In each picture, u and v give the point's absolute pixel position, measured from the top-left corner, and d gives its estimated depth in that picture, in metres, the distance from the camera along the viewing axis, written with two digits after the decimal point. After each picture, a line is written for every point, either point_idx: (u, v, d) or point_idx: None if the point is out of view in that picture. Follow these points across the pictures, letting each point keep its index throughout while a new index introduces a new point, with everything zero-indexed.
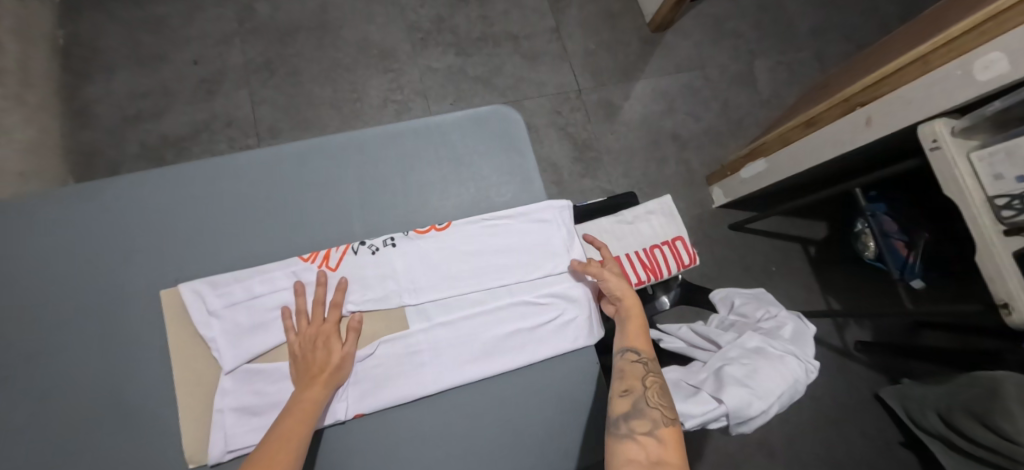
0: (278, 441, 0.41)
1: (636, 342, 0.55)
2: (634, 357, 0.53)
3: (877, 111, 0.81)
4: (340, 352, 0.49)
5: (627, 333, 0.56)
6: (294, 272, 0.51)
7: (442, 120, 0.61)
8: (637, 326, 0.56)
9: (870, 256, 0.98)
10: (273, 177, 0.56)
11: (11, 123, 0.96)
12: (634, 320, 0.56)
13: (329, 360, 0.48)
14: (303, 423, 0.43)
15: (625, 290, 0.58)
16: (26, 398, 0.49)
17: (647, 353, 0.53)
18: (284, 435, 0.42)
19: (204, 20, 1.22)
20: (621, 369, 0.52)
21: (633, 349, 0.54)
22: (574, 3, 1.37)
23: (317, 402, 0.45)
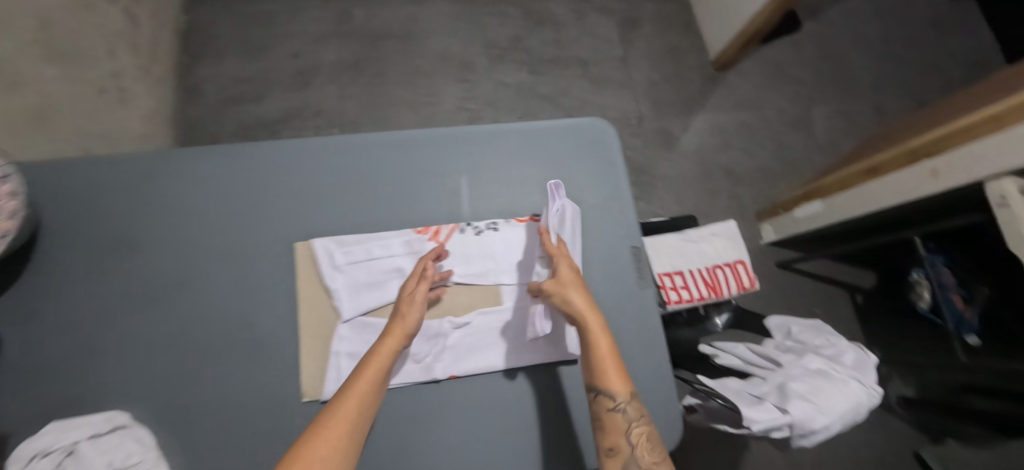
0: (350, 396, 0.42)
1: (612, 386, 0.46)
2: (613, 406, 0.46)
3: (944, 163, 0.83)
4: (409, 308, 0.50)
5: (599, 374, 0.47)
6: (409, 242, 0.58)
7: (551, 126, 0.65)
8: (607, 363, 0.47)
9: (924, 307, 0.98)
10: (392, 158, 0.60)
11: (138, 91, 1.09)
12: (600, 354, 0.47)
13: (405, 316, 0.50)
14: (375, 378, 0.44)
15: (578, 313, 0.48)
16: (161, 323, 0.54)
17: (625, 397, 0.46)
18: (353, 392, 0.42)
19: (306, 19, 1.33)
20: (600, 420, 0.46)
21: (609, 394, 0.46)
22: (643, 37, 1.45)
23: (392, 352, 0.47)
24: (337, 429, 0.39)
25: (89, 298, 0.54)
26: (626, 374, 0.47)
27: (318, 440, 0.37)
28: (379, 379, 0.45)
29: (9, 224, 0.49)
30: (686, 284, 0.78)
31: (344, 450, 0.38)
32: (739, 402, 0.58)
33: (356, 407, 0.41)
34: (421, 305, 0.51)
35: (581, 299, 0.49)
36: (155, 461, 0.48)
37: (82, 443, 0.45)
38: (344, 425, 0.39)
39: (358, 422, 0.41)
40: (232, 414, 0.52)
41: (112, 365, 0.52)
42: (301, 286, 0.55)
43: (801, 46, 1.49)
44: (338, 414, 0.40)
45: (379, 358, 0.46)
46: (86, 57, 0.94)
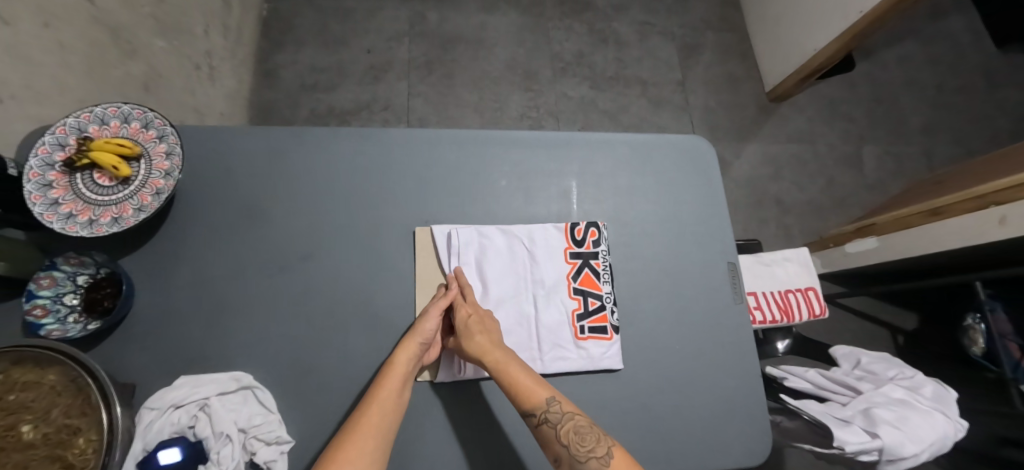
0: (374, 408, 0.46)
1: (528, 401, 0.48)
2: (538, 419, 0.47)
3: (1012, 212, 0.84)
4: (426, 321, 0.53)
5: (516, 396, 0.48)
6: (522, 237, 0.60)
7: (660, 139, 0.68)
8: (517, 385, 0.49)
9: (978, 352, 0.99)
10: (511, 154, 0.63)
11: (224, 72, 1.12)
12: (507, 379, 0.49)
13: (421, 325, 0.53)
14: (395, 386, 0.48)
15: (476, 354, 0.50)
16: (287, 290, 0.56)
17: (542, 406, 0.48)
18: (376, 402, 0.47)
19: (383, 17, 1.37)
20: (540, 436, 0.47)
21: (529, 410, 0.48)
22: (702, 63, 1.50)
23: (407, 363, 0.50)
24: (364, 434, 0.44)
25: (218, 260, 0.56)
26: (541, 383, 0.50)
27: (348, 445, 0.43)
28: (403, 387, 0.49)
29: (164, 182, 0.51)
30: (759, 305, 0.80)
31: (374, 452, 0.43)
32: (827, 422, 0.60)
33: (378, 416, 0.46)
34: (437, 315, 0.54)
35: (475, 339, 0.51)
36: (277, 424, 0.50)
37: (212, 400, 0.47)
38: (369, 430, 0.44)
39: (385, 431, 0.45)
40: (349, 384, 0.54)
41: (237, 326, 0.54)
42: (417, 269, 0.58)
43: (854, 85, 1.52)
44: (365, 420, 0.45)
45: (397, 370, 0.49)
46: (188, 33, 0.97)
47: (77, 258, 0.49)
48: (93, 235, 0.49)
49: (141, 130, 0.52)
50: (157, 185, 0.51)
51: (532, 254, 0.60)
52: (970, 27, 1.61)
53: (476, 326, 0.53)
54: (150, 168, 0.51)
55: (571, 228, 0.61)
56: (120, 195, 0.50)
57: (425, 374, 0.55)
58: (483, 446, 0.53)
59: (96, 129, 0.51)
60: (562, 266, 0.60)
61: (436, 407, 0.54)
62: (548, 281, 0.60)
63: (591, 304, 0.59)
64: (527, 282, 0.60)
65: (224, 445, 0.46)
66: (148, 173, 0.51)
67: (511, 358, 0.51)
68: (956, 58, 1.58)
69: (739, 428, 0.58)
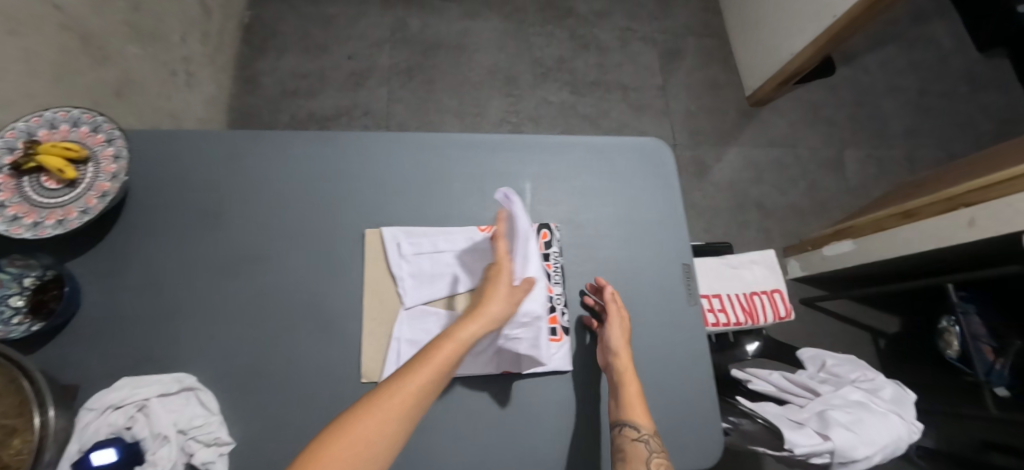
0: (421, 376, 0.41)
1: (635, 415, 0.51)
2: (637, 435, 0.50)
3: (981, 213, 0.84)
4: (493, 303, 0.49)
5: (626, 405, 0.51)
6: (473, 237, 0.61)
7: (616, 141, 0.67)
8: (636, 399, 0.52)
9: (953, 355, 0.99)
10: (465, 157, 0.64)
11: (203, 78, 1.12)
12: (629, 391, 0.52)
13: (487, 304, 0.49)
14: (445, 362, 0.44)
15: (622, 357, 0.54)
16: (238, 291, 0.56)
17: (647, 430, 0.50)
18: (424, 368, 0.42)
19: (365, 24, 1.38)
20: (624, 450, 0.49)
21: (631, 424, 0.50)
22: (683, 69, 1.50)
23: (463, 341, 0.46)
24: (394, 403, 0.39)
25: (167, 261, 0.56)
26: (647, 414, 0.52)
27: (377, 411, 0.38)
28: (448, 364, 0.44)
29: (111, 185, 0.52)
30: (723, 307, 0.80)
31: (395, 433, 0.38)
32: (780, 424, 0.59)
33: (410, 395, 0.40)
34: (504, 302, 0.50)
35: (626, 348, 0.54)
36: (217, 425, 0.50)
37: (151, 401, 0.48)
38: (396, 407, 0.39)
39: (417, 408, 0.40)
40: (295, 386, 0.54)
41: (184, 327, 0.54)
42: (367, 270, 0.58)
43: (836, 90, 1.53)
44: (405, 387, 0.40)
45: (450, 344, 0.45)
46: (164, 40, 0.98)
47: (21, 261, 0.49)
48: (37, 237, 0.49)
49: (90, 134, 0.53)
50: (103, 188, 0.51)
51: (482, 255, 0.60)
52: (953, 33, 1.62)
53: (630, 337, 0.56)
54: (97, 172, 0.52)
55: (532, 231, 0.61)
56: (66, 198, 0.51)
57: (371, 375, 0.54)
58: (431, 449, 0.52)
59: (45, 133, 0.52)
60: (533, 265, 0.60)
61: None
62: None
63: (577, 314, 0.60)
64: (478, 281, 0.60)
65: (160, 446, 0.46)
66: (95, 177, 0.52)
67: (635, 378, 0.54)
68: (939, 64, 1.58)
69: (691, 430, 0.57)
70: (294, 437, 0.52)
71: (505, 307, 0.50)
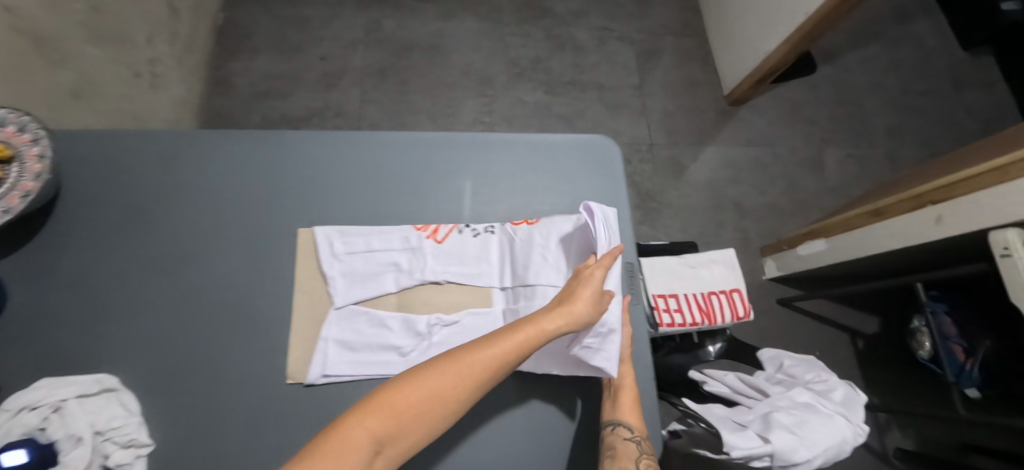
0: (495, 352, 0.45)
1: (631, 417, 0.54)
2: (629, 435, 0.52)
3: (949, 210, 0.82)
4: (580, 304, 0.50)
5: (626, 408, 0.54)
6: (408, 237, 0.60)
7: (557, 139, 0.67)
8: (632, 402, 0.55)
9: (925, 356, 0.97)
10: (403, 157, 0.63)
11: (171, 79, 1.12)
12: (627, 395, 0.55)
13: (577, 302, 0.50)
14: (524, 345, 0.46)
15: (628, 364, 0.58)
16: (167, 292, 0.56)
17: (639, 433, 0.53)
18: (499, 344, 0.46)
19: (339, 25, 1.38)
20: (615, 448, 0.51)
21: (628, 424, 0.53)
22: (661, 68, 1.49)
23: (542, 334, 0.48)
24: (464, 375, 0.43)
25: (98, 260, 0.56)
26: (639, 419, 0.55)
27: (446, 375, 0.43)
28: (524, 350, 0.46)
29: (34, 185, 0.52)
30: (679, 307, 0.78)
31: (463, 395, 0.43)
32: (720, 426, 0.58)
33: (484, 367, 0.44)
34: (591, 305, 0.50)
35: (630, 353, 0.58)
36: (136, 427, 0.50)
37: (70, 402, 0.47)
38: (469, 373, 0.44)
39: (484, 381, 0.44)
40: (222, 387, 0.53)
41: (113, 328, 0.54)
42: (300, 269, 0.58)
43: (816, 88, 1.51)
44: (476, 361, 0.44)
45: (530, 332, 0.47)
46: (128, 41, 0.98)
47: None
48: None
49: (17, 133, 0.51)
50: (26, 188, 0.51)
51: (417, 254, 0.59)
52: (936, 30, 1.60)
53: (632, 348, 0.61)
54: (21, 171, 0.51)
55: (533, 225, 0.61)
56: None
57: (298, 376, 0.54)
58: None
59: None
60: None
61: (310, 408, 0.53)
62: (434, 280, 0.59)
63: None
64: (412, 279, 0.59)
65: (75, 447, 0.45)
66: (18, 176, 0.51)
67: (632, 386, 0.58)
68: (921, 62, 1.56)
69: None
70: (215, 438, 0.51)
71: (592, 313, 0.50)
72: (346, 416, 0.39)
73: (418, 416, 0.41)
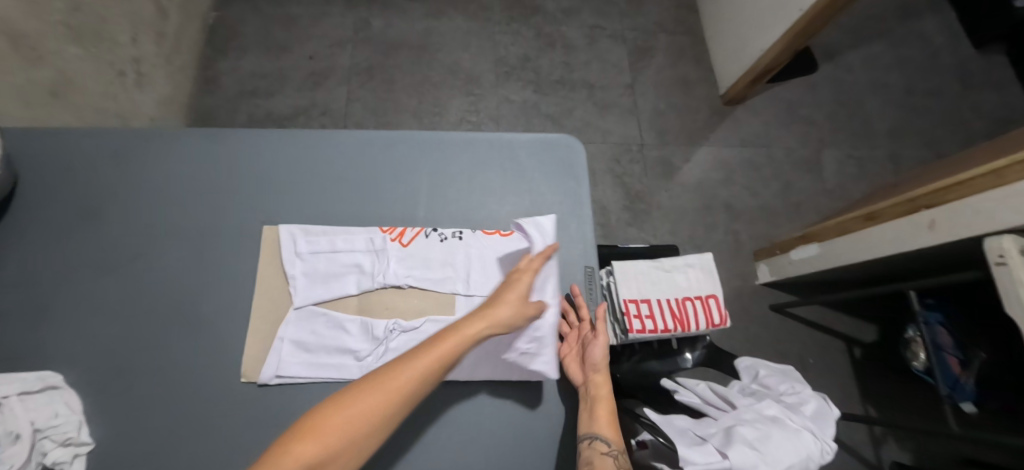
0: (422, 362, 0.42)
1: (611, 430, 0.49)
2: (607, 449, 0.48)
3: (941, 216, 0.78)
4: (507, 309, 0.49)
5: (606, 421, 0.50)
6: (373, 239, 0.58)
7: (517, 138, 0.65)
8: (609, 413, 0.51)
9: (918, 367, 0.92)
10: (358, 155, 0.62)
11: (156, 77, 1.13)
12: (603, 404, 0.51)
13: (500, 307, 0.49)
14: (450, 352, 0.44)
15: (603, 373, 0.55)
16: (120, 289, 0.56)
17: (618, 446, 0.48)
18: (425, 355, 0.43)
19: (327, 24, 1.38)
20: (591, 461, 0.46)
21: (607, 438, 0.49)
22: (653, 66, 1.46)
23: (473, 336, 0.46)
24: (389, 391, 0.40)
25: (51, 258, 0.56)
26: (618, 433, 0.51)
27: (369, 394, 0.39)
28: (454, 357, 0.44)
29: None
30: (651, 313, 0.75)
31: (392, 413, 0.40)
32: (680, 440, 0.55)
33: (416, 379, 0.41)
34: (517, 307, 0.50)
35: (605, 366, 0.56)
36: (76, 425, 0.49)
37: (11, 398, 0.46)
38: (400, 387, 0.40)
39: (412, 394, 0.41)
40: (167, 388, 0.52)
41: (63, 323, 0.54)
42: (261, 268, 0.57)
43: (815, 87, 1.46)
44: (402, 375, 0.41)
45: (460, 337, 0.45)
46: (110, 40, 0.99)
47: None
48: None
49: None
50: None
51: (381, 259, 0.58)
52: (943, 27, 1.54)
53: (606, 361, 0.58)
54: None
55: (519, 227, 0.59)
56: None
57: (250, 375, 0.53)
58: None
59: None
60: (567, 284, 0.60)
61: (252, 410, 0.52)
62: (395, 285, 0.57)
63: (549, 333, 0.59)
64: (372, 283, 0.57)
65: (11, 445, 0.44)
66: None
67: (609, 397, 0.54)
68: (927, 60, 1.50)
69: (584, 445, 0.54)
70: (155, 438, 0.51)
71: (517, 315, 0.50)
72: (270, 452, 0.34)
73: (347, 441, 0.37)
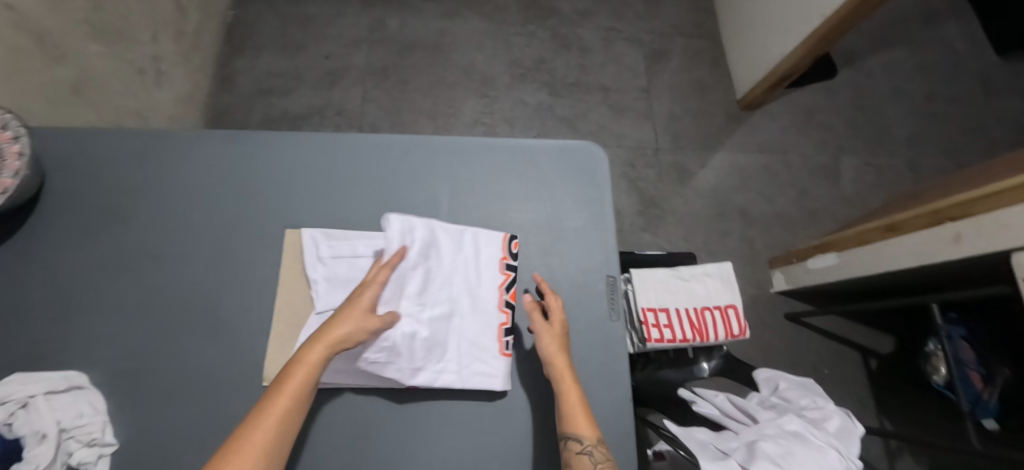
0: (271, 415, 0.40)
1: (580, 425, 0.46)
2: (580, 448, 0.45)
3: (967, 229, 0.76)
4: (344, 326, 0.46)
5: (573, 416, 0.47)
6: None
7: (537, 144, 0.64)
8: (574, 407, 0.47)
9: (939, 382, 0.91)
10: (379, 159, 0.62)
11: (175, 75, 1.14)
12: (565, 398, 0.48)
13: (336, 326, 0.45)
14: (301, 389, 0.42)
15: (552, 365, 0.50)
16: (142, 290, 0.56)
17: (591, 439, 0.45)
18: (274, 406, 0.40)
19: (343, 24, 1.38)
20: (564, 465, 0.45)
21: (577, 435, 0.46)
22: (669, 70, 1.45)
23: (319, 363, 0.44)
24: (249, 454, 0.37)
25: (76, 258, 0.56)
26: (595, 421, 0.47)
27: (227, 464, 0.36)
28: (304, 391, 0.43)
29: (11, 182, 0.52)
30: (670, 323, 0.74)
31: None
32: (701, 454, 0.54)
33: (278, 425, 0.40)
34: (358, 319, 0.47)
35: (559, 352, 0.50)
36: (100, 425, 0.50)
37: (37, 398, 0.47)
38: (263, 441, 0.38)
39: (277, 442, 0.39)
40: (188, 391, 0.53)
41: (86, 323, 0.54)
42: (283, 271, 0.57)
43: (833, 93, 1.44)
44: (255, 434, 0.38)
45: (304, 369, 0.43)
46: (130, 38, 0.99)
47: None
48: None
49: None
50: (4, 185, 0.52)
51: None
52: (966, 32, 1.50)
53: (566, 341, 0.52)
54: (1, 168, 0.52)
55: (508, 238, 0.59)
56: None
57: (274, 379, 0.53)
58: (311, 459, 0.51)
59: None
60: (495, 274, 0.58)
61: None
62: None
63: (502, 323, 0.57)
64: None
65: (38, 444, 0.44)
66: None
67: (575, 383, 0.49)
68: (949, 66, 1.48)
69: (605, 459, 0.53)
70: (176, 440, 0.51)
71: (356, 328, 0.46)
72: None
73: None
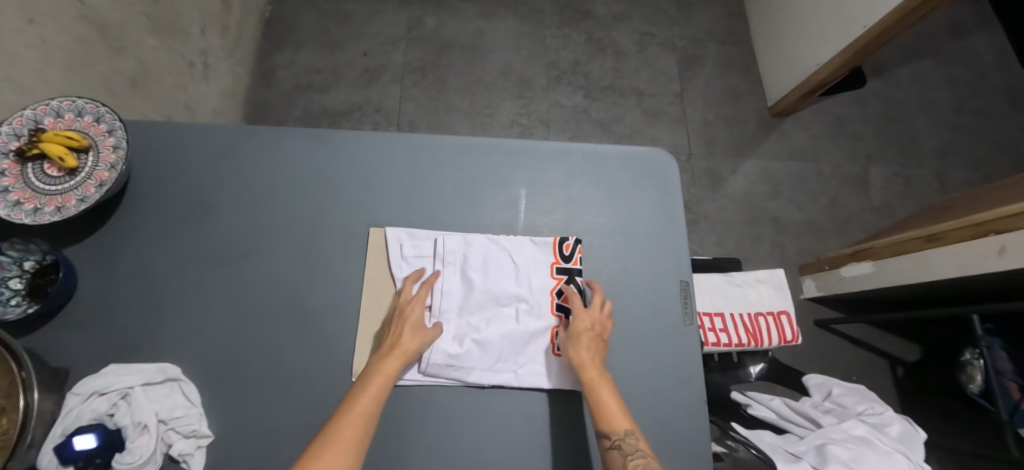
0: (355, 412, 0.44)
1: (606, 423, 0.47)
2: (610, 443, 0.46)
3: (1013, 242, 0.77)
4: (413, 340, 0.51)
5: (598, 414, 0.48)
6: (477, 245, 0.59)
7: (609, 150, 0.66)
8: (602, 403, 0.48)
9: (976, 391, 0.93)
10: (459, 161, 0.63)
11: (220, 70, 1.14)
12: (596, 396, 0.49)
13: (405, 339, 0.51)
14: (380, 396, 0.46)
15: (576, 364, 0.51)
16: (229, 285, 0.57)
17: (621, 432, 0.46)
18: (356, 408, 0.44)
19: (382, 22, 1.38)
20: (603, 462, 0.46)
21: (605, 432, 0.47)
22: (703, 76, 1.46)
23: (394, 374, 0.48)
24: (340, 446, 0.41)
25: (162, 253, 0.57)
26: (627, 414, 0.48)
27: (324, 455, 0.40)
28: (381, 398, 0.46)
29: (109, 174, 0.53)
30: (725, 327, 0.76)
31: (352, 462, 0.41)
32: (775, 457, 0.56)
33: (359, 421, 0.43)
34: (416, 336, 0.51)
35: (581, 351, 0.52)
36: (197, 418, 0.50)
37: (135, 390, 0.48)
38: (349, 438, 0.42)
39: (362, 437, 0.43)
40: (276, 386, 0.53)
41: (174, 317, 0.55)
42: (368, 269, 0.58)
43: (863, 103, 1.46)
44: (344, 427, 0.42)
45: (381, 378, 0.47)
46: (183, 32, 1.00)
47: (21, 244, 0.50)
48: (36, 223, 0.50)
49: (93, 124, 0.53)
50: (102, 177, 0.52)
51: (483, 265, 0.58)
52: (995, 46, 1.52)
53: (593, 340, 0.53)
54: (97, 161, 0.53)
55: (559, 242, 0.60)
56: (66, 185, 0.51)
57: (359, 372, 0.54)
58: (403, 455, 0.52)
59: (51, 122, 0.53)
60: (546, 280, 0.59)
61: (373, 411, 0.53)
62: (496, 292, 0.58)
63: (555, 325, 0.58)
64: (474, 290, 0.58)
65: (141, 434, 0.46)
66: (95, 166, 0.53)
67: (605, 380, 0.50)
68: (977, 79, 1.49)
69: (682, 458, 0.54)
70: (266, 435, 0.52)
71: (421, 342, 0.52)
72: None
73: None
